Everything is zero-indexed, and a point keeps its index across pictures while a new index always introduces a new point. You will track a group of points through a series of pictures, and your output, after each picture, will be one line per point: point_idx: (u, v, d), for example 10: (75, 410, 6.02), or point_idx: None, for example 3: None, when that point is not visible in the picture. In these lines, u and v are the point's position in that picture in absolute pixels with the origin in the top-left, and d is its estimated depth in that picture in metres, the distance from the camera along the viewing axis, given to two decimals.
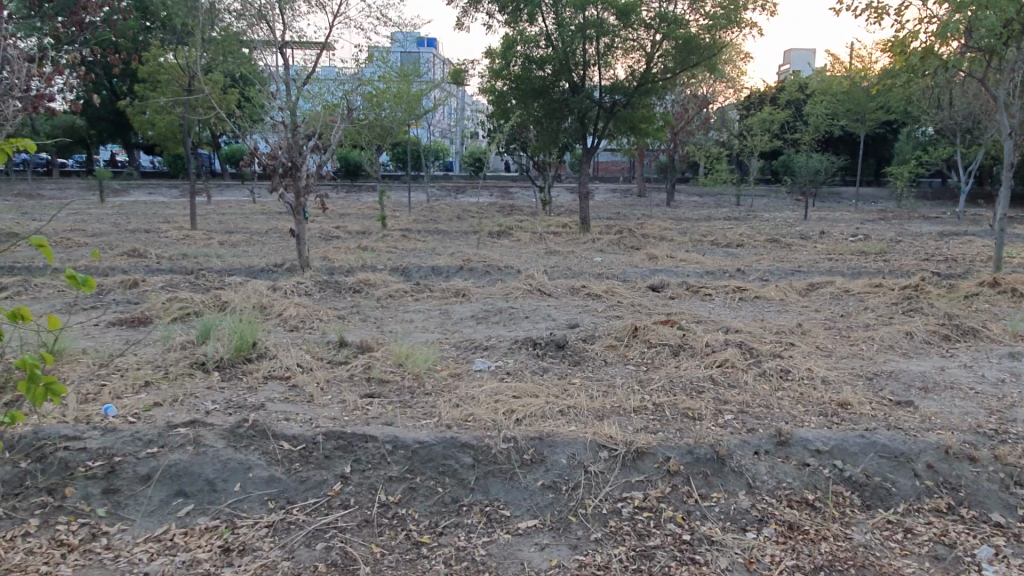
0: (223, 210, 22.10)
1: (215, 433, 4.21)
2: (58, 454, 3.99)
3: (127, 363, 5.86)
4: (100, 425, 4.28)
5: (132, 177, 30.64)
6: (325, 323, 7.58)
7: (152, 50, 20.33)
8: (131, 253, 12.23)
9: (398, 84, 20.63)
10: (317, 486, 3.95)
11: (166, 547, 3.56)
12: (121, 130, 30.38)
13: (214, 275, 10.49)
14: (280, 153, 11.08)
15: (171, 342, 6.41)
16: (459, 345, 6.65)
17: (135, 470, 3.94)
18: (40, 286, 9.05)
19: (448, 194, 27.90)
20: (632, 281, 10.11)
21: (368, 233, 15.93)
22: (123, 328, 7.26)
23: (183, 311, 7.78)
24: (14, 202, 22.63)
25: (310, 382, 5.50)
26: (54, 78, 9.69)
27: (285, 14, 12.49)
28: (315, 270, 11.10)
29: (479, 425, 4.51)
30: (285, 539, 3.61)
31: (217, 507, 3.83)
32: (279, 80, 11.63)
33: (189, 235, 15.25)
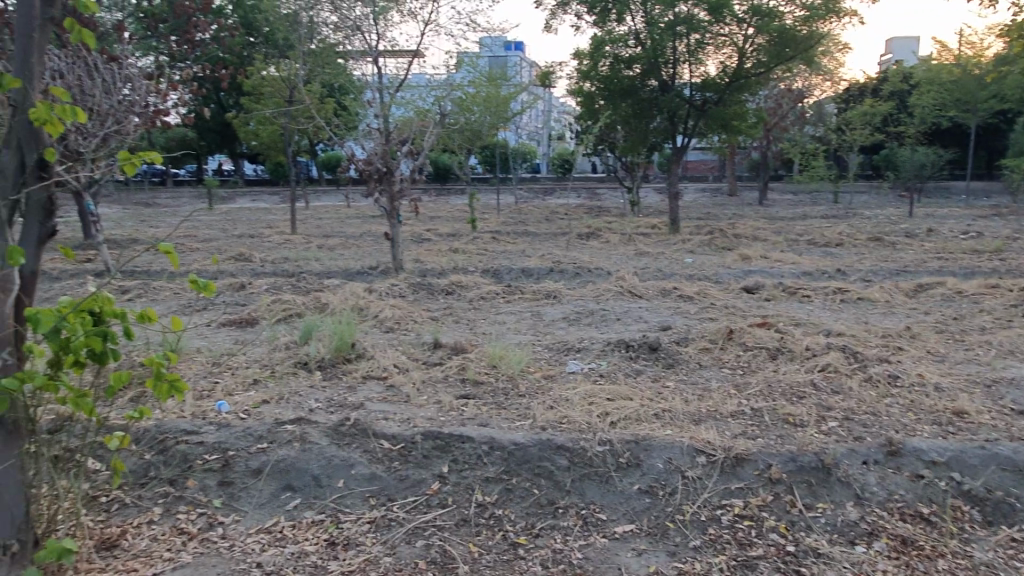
0: (321, 215, 22.98)
1: (320, 431, 4.38)
2: (179, 447, 4.25)
3: (237, 362, 6.19)
4: (216, 421, 4.54)
5: (237, 185, 32.31)
6: (419, 325, 7.76)
7: (256, 65, 21.40)
8: (238, 257, 12.89)
9: (487, 88, 20.86)
10: (416, 485, 4.05)
11: (276, 538, 3.74)
12: (228, 140, 32.08)
13: (314, 277, 10.93)
14: (376, 159, 11.41)
15: (276, 343, 6.73)
16: (551, 347, 6.66)
17: (247, 465, 4.16)
18: (158, 289, 9.68)
19: (536, 197, 28.02)
20: (726, 282, 9.87)
21: (459, 236, 16.22)
22: (233, 328, 7.68)
23: (287, 312, 8.15)
24: (134, 211, 24.31)
25: (407, 382, 5.65)
26: (169, 94, 10.35)
27: (380, 24, 12.83)
28: (408, 272, 11.38)
29: (574, 427, 4.50)
30: (386, 536, 3.71)
31: (322, 502, 3.98)
32: (375, 88, 11.99)
33: (290, 240, 15.95)
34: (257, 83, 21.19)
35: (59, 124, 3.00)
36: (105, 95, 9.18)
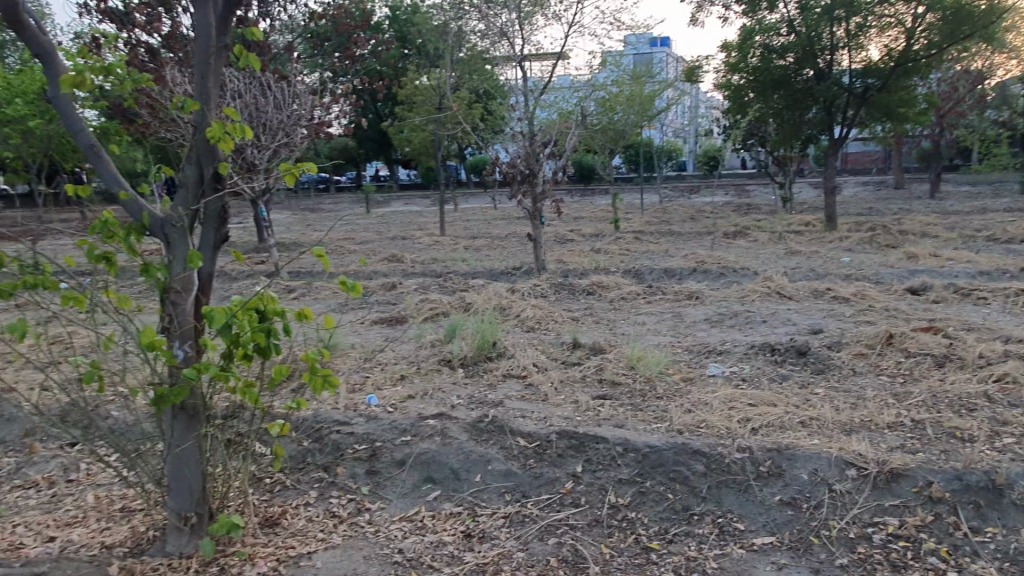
0: (468, 217, 23.74)
1: (460, 426, 4.55)
2: (332, 436, 4.58)
3: (387, 358, 6.56)
4: (366, 413, 4.85)
5: (392, 190, 34.05)
6: (559, 325, 7.83)
7: (410, 75, 22.47)
8: (391, 258, 13.63)
9: (630, 86, 20.62)
10: (550, 483, 4.10)
11: (418, 527, 3.93)
12: (384, 148, 33.88)
13: (460, 278, 11.35)
14: (519, 161, 11.64)
15: (423, 341, 7.06)
16: (692, 349, 6.49)
17: (392, 456, 4.41)
18: (319, 288, 10.44)
19: (682, 195, 27.35)
20: (888, 283, 9.14)
21: (601, 236, 16.16)
22: (384, 326, 8.13)
23: (434, 312, 8.51)
24: (301, 216, 26.32)
25: (545, 382, 5.73)
26: (332, 106, 11.12)
27: (525, 29, 13.05)
28: (550, 272, 11.52)
29: (713, 432, 4.37)
30: (520, 531, 3.80)
31: (461, 495, 4.14)
32: (519, 92, 12.22)
33: (439, 242, 16.60)
34: (411, 92, 22.24)
35: (230, 142, 3.31)
36: (276, 110, 10.00)
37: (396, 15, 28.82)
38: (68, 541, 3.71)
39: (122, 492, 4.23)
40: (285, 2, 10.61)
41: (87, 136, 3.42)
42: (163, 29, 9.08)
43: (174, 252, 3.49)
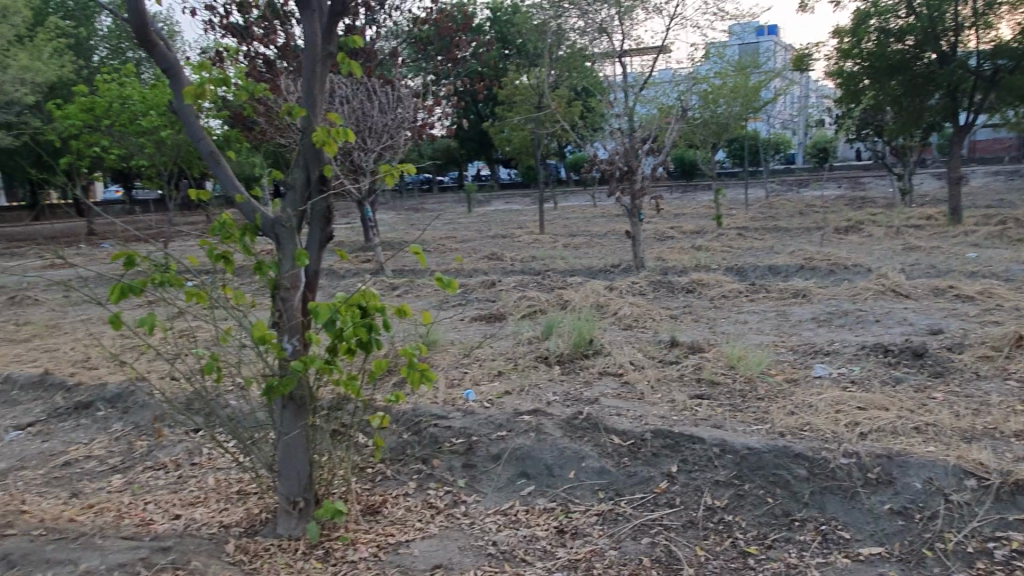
0: (568, 215, 23.76)
1: (554, 423, 4.59)
2: (430, 429, 4.73)
3: (485, 355, 6.68)
4: (463, 408, 4.97)
5: (493, 189, 34.52)
6: (657, 323, 7.71)
7: (511, 75, 22.72)
8: (491, 256, 13.83)
9: (735, 78, 20.01)
10: (645, 482, 4.07)
11: (511, 520, 3.97)
12: (485, 148, 34.40)
13: (558, 276, 11.38)
14: (618, 158, 11.54)
15: (520, 338, 7.15)
16: (797, 349, 6.25)
17: (488, 450, 4.50)
18: (421, 286, 10.74)
19: (790, 189, 26.30)
20: (1019, 280, 8.46)
21: (704, 233, 15.79)
22: (483, 323, 8.29)
23: (532, 309, 8.59)
24: (406, 216, 27.12)
25: (642, 380, 5.68)
26: (434, 109, 11.41)
27: (625, 24, 12.92)
28: (650, 270, 11.36)
29: (817, 435, 4.21)
30: (613, 529, 3.78)
31: (554, 490, 4.17)
32: (618, 87, 12.11)
33: (538, 240, 16.72)
34: (512, 92, 22.49)
35: (334, 145, 3.47)
36: (381, 114, 10.35)
37: (498, 15, 29.15)
38: (191, 520, 3.98)
39: (238, 477, 4.51)
40: (389, 9, 10.96)
41: (207, 143, 3.66)
42: (278, 42, 9.59)
43: (284, 251, 3.69)
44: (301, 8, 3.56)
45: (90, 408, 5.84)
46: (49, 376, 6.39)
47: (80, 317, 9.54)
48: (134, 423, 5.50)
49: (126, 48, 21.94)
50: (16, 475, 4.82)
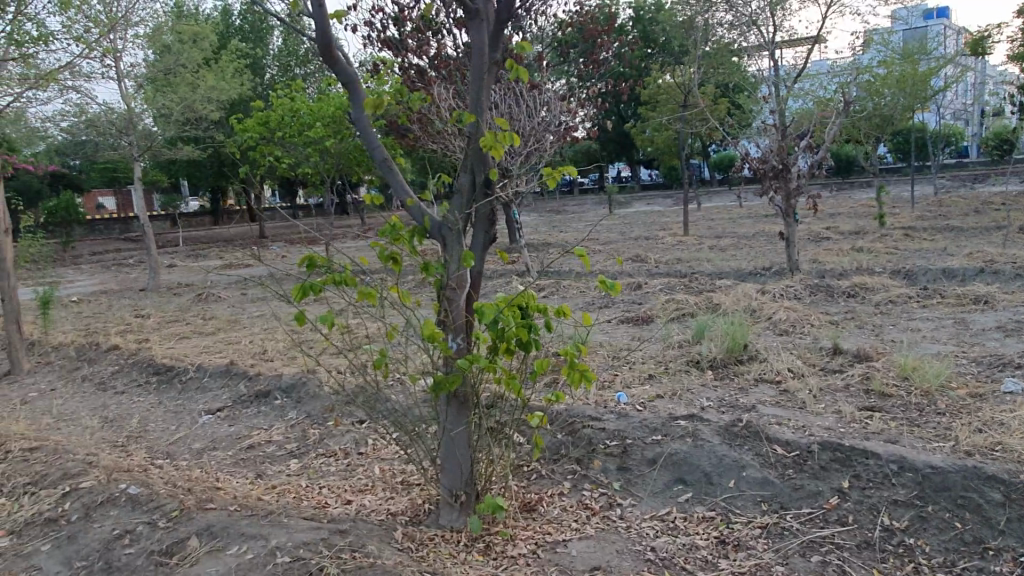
0: (714, 216, 23.06)
1: (712, 429, 4.50)
2: (585, 430, 4.78)
3: (634, 357, 6.63)
4: (616, 411, 5.01)
5: (634, 191, 34.12)
6: (817, 329, 7.31)
7: (654, 75, 22.36)
8: (635, 258, 13.68)
9: (900, 67, 18.57)
10: (812, 497, 3.87)
11: (669, 526, 3.90)
12: (627, 149, 34.07)
13: (706, 278, 11.08)
14: (771, 156, 11.01)
15: (670, 341, 7.03)
16: (981, 360, 5.73)
17: (644, 454, 4.47)
18: (567, 288, 10.83)
19: (963, 185, 24.09)
20: None
21: (864, 233, 14.82)
22: (630, 325, 8.23)
23: (680, 311, 8.44)
24: (546, 218, 27.41)
25: (803, 388, 5.41)
26: (577, 112, 11.43)
27: (777, 16, 12.34)
28: (805, 273, 10.80)
29: (1011, 456, 3.85)
30: (779, 544, 3.62)
31: (714, 499, 4.06)
32: (771, 82, 11.56)
33: (683, 241, 16.35)
34: (655, 91, 22.14)
35: (500, 150, 3.57)
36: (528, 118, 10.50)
37: (641, 15, 28.79)
38: (361, 506, 4.23)
39: (402, 467, 4.75)
40: (535, 14, 11.11)
41: (380, 150, 3.87)
42: (430, 52, 9.98)
43: (450, 253, 3.84)
44: (469, 17, 3.67)
45: (269, 396, 6.37)
46: (234, 366, 7.03)
47: (256, 313, 10.41)
48: (306, 413, 5.92)
49: (294, 66, 23.72)
50: (209, 454, 5.33)
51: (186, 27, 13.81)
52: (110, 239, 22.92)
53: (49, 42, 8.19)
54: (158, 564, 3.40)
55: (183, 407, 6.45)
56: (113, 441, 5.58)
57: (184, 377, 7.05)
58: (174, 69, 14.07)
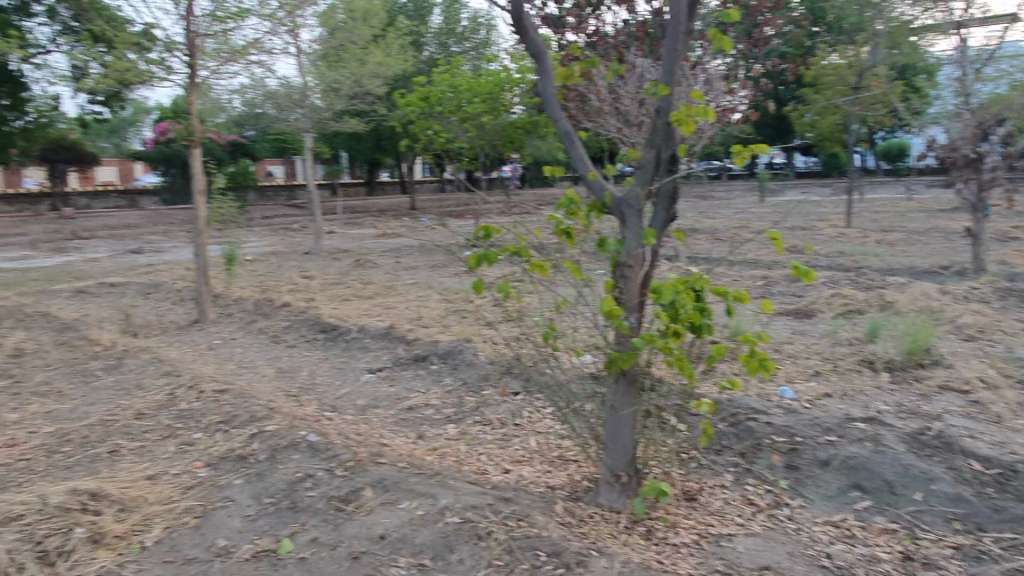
0: (879, 208, 21.39)
1: (895, 436, 4.27)
2: (748, 423, 4.61)
3: (799, 351, 6.26)
4: (784, 407, 4.78)
5: (789, 179, 32.30)
6: (1010, 337, 6.59)
7: (820, 55, 20.92)
8: (792, 249, 12.96)
9: None
10: (1017, 522, 3.53)
11: (845, 534, 3.65)
12: (783, 134, 32.29)
13: (875, 273, 10.30)
14: (962, 143, 9.94)
15: (837, 338, 6.60)
16: None
17: (815, 454, 4.23)
18: (720, 275, 10.44)
19: None
20: None
21: None
22: (791, 317, 7.79)
23: (847, 307, 7.89)
24: (693, 203, 26.55)
25: (997, 401, 4.89)
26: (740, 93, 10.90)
27: None
28: (993, 274, 9.77)
29: None
30: (976, 568, 3.30)
31: (896, 510, 3.77)
32: (964, 62, 10.41)
33: (844, 234, 15.30)
34: (820, 72, 20.70)
35: (692, 124, 3.52)
36: None
37: None
38: (520, 476, 4.28)
39: (559, 442, 4.76)
40: None
41: (564, 123, 3.97)
42: None
43: (629, 230, 3.80)
44: None
45: (426, 360, 6.60)
46: (393, 330, 7.36)
47: (411, 281, 10.82)
48: (462, 380, 6.06)
49: (452, 44, 24.13)
50: (373, 411, 5.58)
51: (358, 5, 14.42)
52: (278, 204, 24.65)
53: (244, 18, 8.82)
54: (337, 509, 3.61)
55: (348, 364, 6.80)
56: (287, 390, 5.98)
57: (348, 337, 7.45)
58: (345, 46, 14.72)
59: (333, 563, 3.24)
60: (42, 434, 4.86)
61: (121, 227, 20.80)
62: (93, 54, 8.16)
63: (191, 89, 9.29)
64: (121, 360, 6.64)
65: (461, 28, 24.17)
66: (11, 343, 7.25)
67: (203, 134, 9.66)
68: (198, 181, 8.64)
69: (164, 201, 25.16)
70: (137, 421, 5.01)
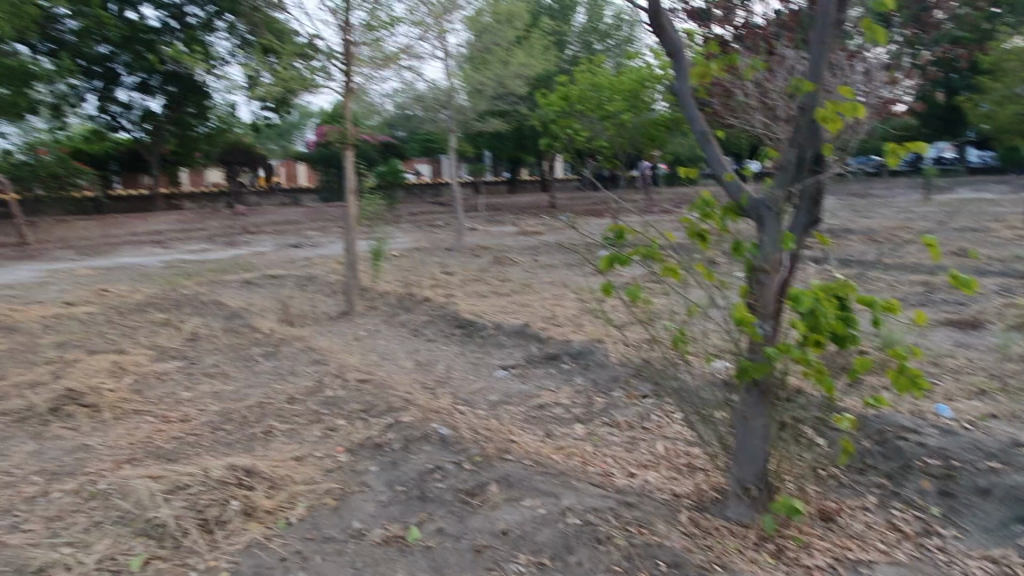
0: None
1: None
2: (897, 442, 4.31)
3: (961, 366, 5.74)
4: (940, 427, 4.42)
5: (961, 175, 29.47)
6: None
7: (1001, 38, 18.90)
8: (961, 253, 11.83)
9: None
10: None
11: (1006, 572, 3.33)
12: (956, 126, 29.49)
13: None
14: None
15: (1008, 353, 5.98)
16: None
17: (974, 483, 3.89)
18: (873, 280, 9.74)
19: None
20: None
21: None
22: (955, 327, 7.15)
23: (1022, 318, 7.12)
24: (849, 202, 24.86)
25: None
26: None
27: None
28: None
29: None
30: None
31: None
32: None
33: None
34: (1002, 57, 18.71)
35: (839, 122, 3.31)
36: None
37: None
38: (645, 482, 4.23)
39: (688, 450, 4.67)
40: None
41: (700, 123, 3.88)
42: None
43: (767, 233, 3.65)
44: None
45: (558, 359, 6.66)
46: (527, 329, 7.50)
47: (547, 279, 10.93)
48: (592, 380, 6.07)
49: (595, 42, 24.06)
50: (504, 406, 5.72)
51: (503, 7, 14.71)
52: (425, 202, 25.68)
53: (395, 26, 9.26)
54: (463, 502, 3.75)
55: (483, 359, 7.00)
56: (424, 382, 6.25)
57: (483, 333, 7.66)
58: (490, 47, 15.03)
59: (456, 555, 3.35)
60: (209, 412, 5.37)
61: (284, 224, 22.53)
62: (263, 65, 8.89)
63: (346, 95, 9.90)
64: (278, 347, 7.21)
65: (605, 26, 24.05)
66: (187, 329, 8.05)
67: (356, 136, 10.27)
68: (351, 180, 9.20)
69: (323, 199, 26.94)
70: (289, 405, 5.44)
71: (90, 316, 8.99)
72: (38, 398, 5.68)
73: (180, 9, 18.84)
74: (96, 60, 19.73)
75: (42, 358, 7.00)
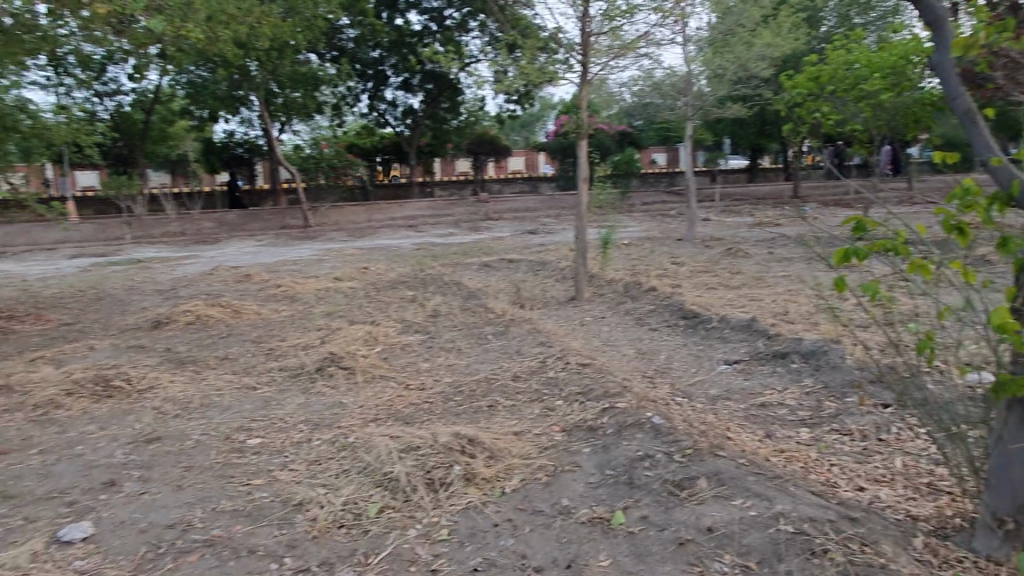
0: None
1: None
2: None
3: None
4: None
5: None
6: None
7: None
8: None
9: None
10: None
11: None
12: None
13: None
14: None
15: None
16: None
17: None
18: None
19: None
20: None
21: None
22: None
23: None
24: None
25: None
26: None
27: None
28: None
29: None
30: None
31: None
32: None
33: None
34: None
35: None
36: None
37: None
38: (875, 497, 3.87)
39: (931, 469, 4.19)
40: None
41: (964, 100, 3.43)
42: None
43: None
44: None
45: (786, 358, 6.28)
46: (755, 324, 7.16)
47: (783, 273, 10.31)
48: (824, 383, 5.64)
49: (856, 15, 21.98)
50: (724, 401, 5.55)
51: None
52: (659, 191, 25.39)
53: (634, 14, 9.26)
54: (671, 493, 3.74)
55: (705, 352, 6.82)
56: (644, 371, 6.25)
57: (708, 326, 7.45)
58: (733, 29, 14.20)
59: (659, 545, 3.35)
60: (443, 383, 5.87)
61: (523, 211, 23.61)
62: (508, 62, 9.37)
63: (583, 87, 10.10)
64: (507, 327, 7.65)
65: None
66: (430, 306, 8.83)
67: (591, 124, 10.49)
68: (584, 169, 9.41)
69: (561, 187, 27.72)
70: (513, 382, 5.77)
71: (353, 290, 10.22)
72: (308, 358, 6.62)
73: (439, 12, 20.53)
74: (370, 63, 22.06)
75: (314, 324, 8.14)
